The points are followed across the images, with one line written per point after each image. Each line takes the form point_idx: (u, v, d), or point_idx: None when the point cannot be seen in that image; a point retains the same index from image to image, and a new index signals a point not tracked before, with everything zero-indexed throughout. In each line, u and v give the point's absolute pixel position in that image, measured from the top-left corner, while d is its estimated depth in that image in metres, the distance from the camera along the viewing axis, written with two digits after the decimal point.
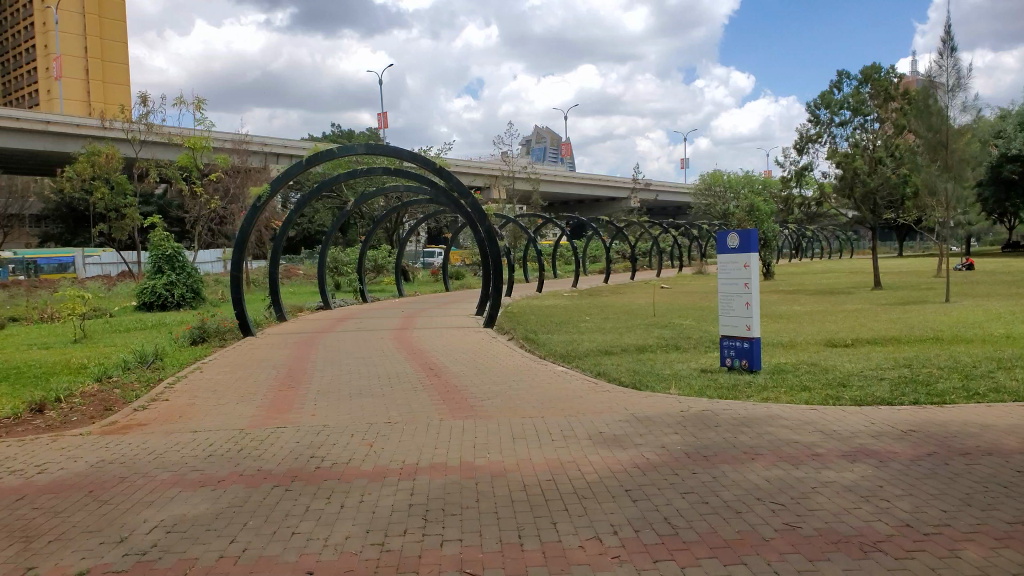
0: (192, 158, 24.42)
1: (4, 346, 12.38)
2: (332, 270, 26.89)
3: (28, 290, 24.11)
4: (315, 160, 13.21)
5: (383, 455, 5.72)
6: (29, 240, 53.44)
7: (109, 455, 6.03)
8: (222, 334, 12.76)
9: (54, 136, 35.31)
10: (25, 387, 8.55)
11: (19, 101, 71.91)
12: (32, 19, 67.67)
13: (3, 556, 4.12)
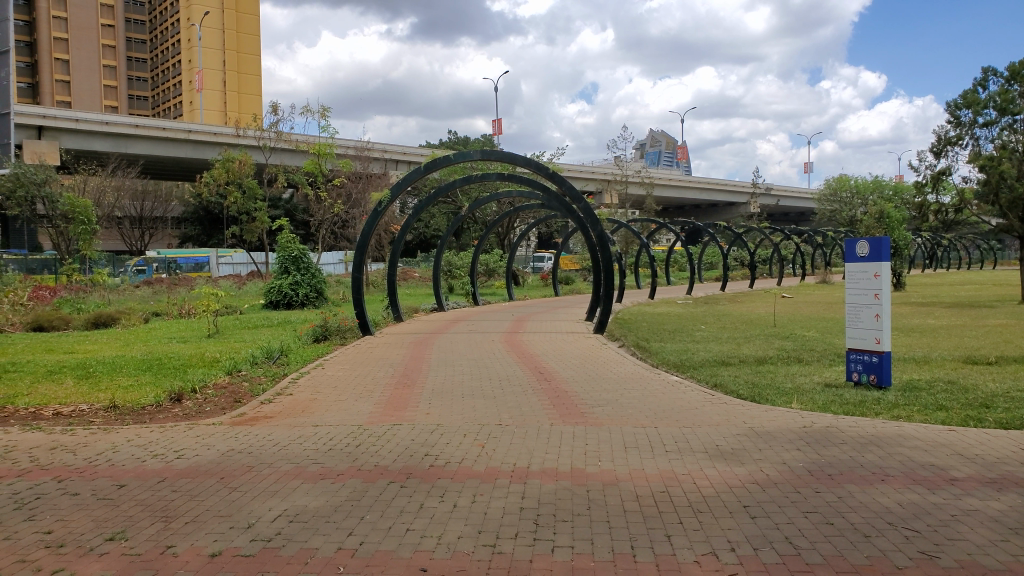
0: (318, 165, 25.64)
1: (149, 339, 13.37)
2: (446, 274, 27.46)
3: (170, 288, 26.00)
4: (432, 166, 13.48)
5: (494, 457, 5.78)
6: (171, 241, 57.69)
7: (238, 444, 6.39)
8: (343, 333, 13.27)
9: (194, 143, 37.90)
10: (166, 378, 9.20)
11: (166, 112, 77.82)
12: (179, 36, 73.08)
13: (146, 534, 4.43)
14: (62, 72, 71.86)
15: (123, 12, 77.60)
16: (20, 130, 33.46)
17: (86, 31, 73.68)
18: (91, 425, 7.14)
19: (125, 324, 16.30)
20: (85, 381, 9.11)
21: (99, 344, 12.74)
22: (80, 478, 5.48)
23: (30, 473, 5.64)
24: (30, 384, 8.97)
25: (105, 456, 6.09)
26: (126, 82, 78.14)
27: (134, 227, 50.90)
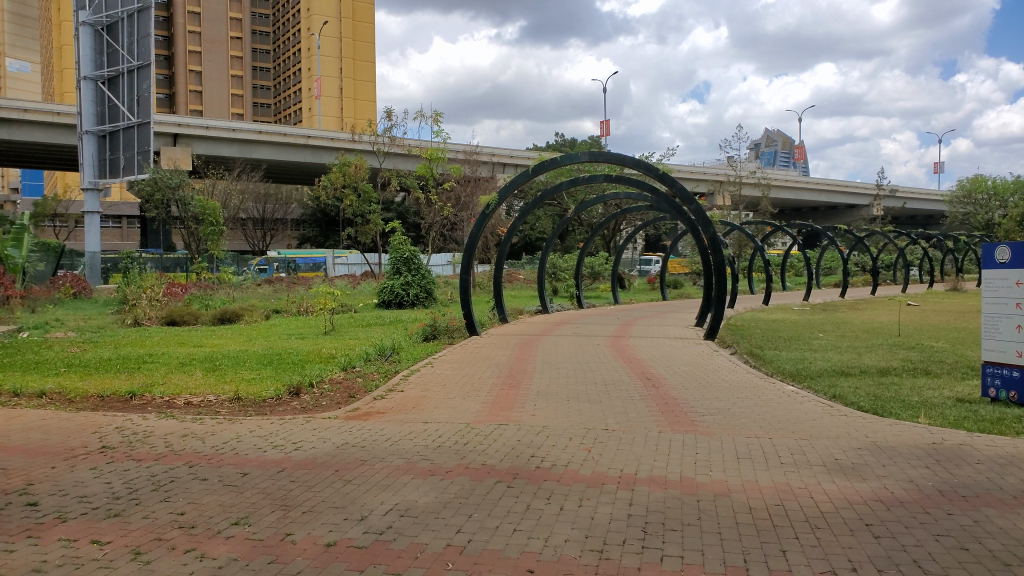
0: (429, 168, 26.28)
1: (271, 335, 14.08)
2: (551, 276, 27.56)
3: (289, 286, 27.31)
4: (540, 168, 13.48)
5: (601, 462, 5.73)
6: (290, 241, 60.64)
7: (352, 438, 6.61)
8: (450, 333, 13.52)
9: (313, 148, 39.64)
10: (285, 372, 9.66)
11: (287, 118, 81.93)
12: (300, 46, 76.64)
13: (267, 520, 4.65)
14: (195, 83, 76.87)
15: (249, 24, 82.15)
16: (158, 137, 36.05)
17: (217, 43, 78.51)
18: (218, 415, 7.58)
19: (248, 320, 17.24)
20: (213, 373, 9.69)
21: (226, 339, 13.53)
22: (209, 465, 5.82)
23: (164, 457, 6.05)
24: (164, 375, 9.62)
25: (231, 444, 6.44)
26: (251, 91, 82.77)
27: (258, 228, 53.77)
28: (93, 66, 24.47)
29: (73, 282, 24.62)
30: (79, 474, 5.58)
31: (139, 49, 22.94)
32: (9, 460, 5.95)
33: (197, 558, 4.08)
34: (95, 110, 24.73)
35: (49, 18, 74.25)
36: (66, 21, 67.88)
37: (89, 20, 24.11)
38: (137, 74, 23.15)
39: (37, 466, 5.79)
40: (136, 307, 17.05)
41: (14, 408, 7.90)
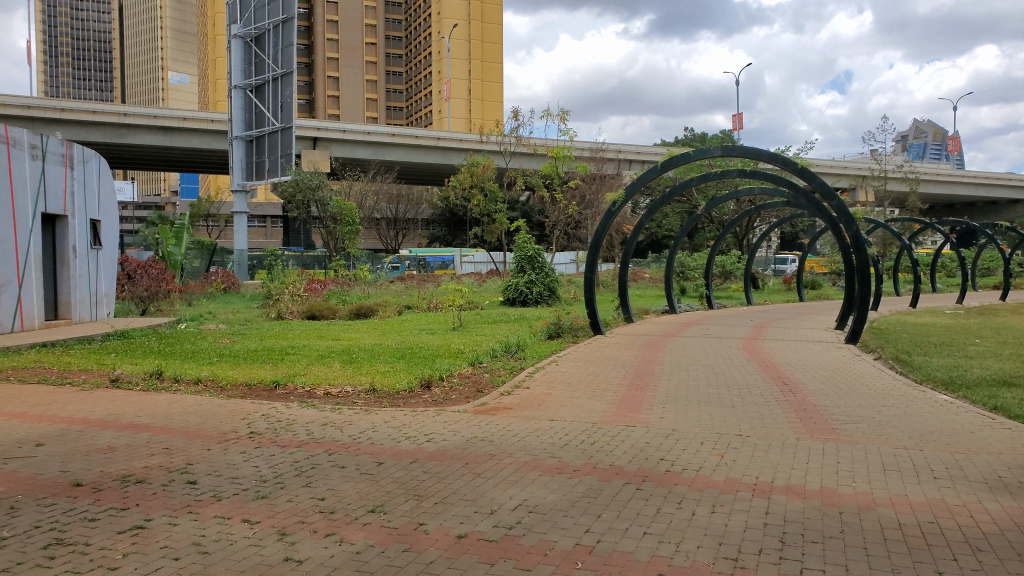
0: (555, 167, 26.34)
1: (403, 330, 14.56)
2: (678, 275, 26.99)
3: (420, 283, 28.17)
4: (669, 164, 13.17)
5: (734, 468, 5.54)
6: (420, 240, 62.61)
7: (481, 432, 6.73)
8: (575, 331, 13.53)
9: (443, 149, 40.69)
10: (417, 366, 9.97)
11: (418, 120, 84.64)
12: (431, 49, 78.91)
13: (401, 509, 4.80)
14: (333, 88, 80.84)
15: (383, 30, 85.40)
16: (299, 142, 38.17)
17: (353, 50, 82.14)
18: (355, 405, 7.93)
19: (382, 315, 17.91)
20: (349, 365, 10.14)
21: (361, 333, 14.12)
22: (346, 453, 6.09)
23: (306, 444, 6.38)
24: (305, 365, 10.18)
25: (366, 434, 6.71)
26: (385, 95, 86.20)
27: (390, 228, 55.84)
28: (242, 75, 26.32)
29: (224, 278, 26.45)
30: (231, 456, 5.99)
31: (282, 58, 24.29)
32: (172, 441, 6.47)
33: (336, 542, 4.26)
34: (243, 117, 26.50)
35: (205, 32, 80.21)
36: (219, 35, 73.10)
37: (240, 32, 25.83)
38: (281, 81, 24.53)
39: (194, 447, 6.26)
40: (280, 302, 18.10)
41: (174, 393, 8.59)
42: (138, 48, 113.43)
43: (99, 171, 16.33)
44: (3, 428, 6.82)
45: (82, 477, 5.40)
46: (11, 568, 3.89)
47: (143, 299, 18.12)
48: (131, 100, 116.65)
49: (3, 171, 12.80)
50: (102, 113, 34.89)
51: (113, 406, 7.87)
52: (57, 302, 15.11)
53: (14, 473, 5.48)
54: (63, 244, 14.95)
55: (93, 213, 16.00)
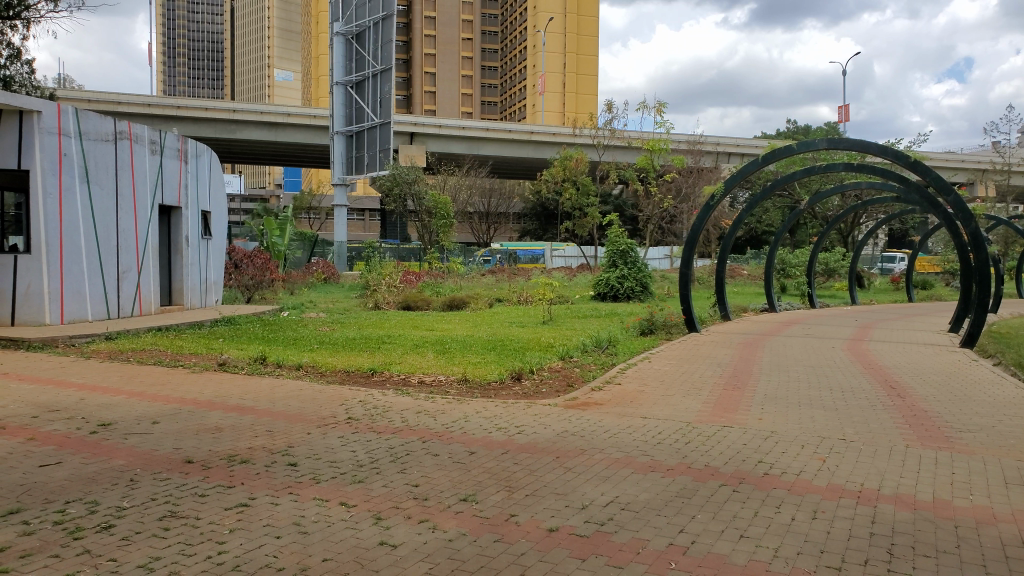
0: (650, 160, 25.94)
1: (494, 322, 14.70)
2: (779, 272, 25.84)
3: (510, 276, 28.36)
4: (771, 157, 12.70)
5: (838, 474, 5.30)
6: (511, 234, 63.04)
7: (572, 427, 6.70)
8: (668, 328, 13.28)
9: (536, 143, 40.77)
10: (509, 358, 10.03)
11: (512, 115, 85.18)
12: (526, 43, 79.18)
13: (493, 499, 4.83)
14: (430, 84, 82.52)
15: (480, 25, 86.24)
16: (397, 137, 39.07)
17: (449, 46, 83.51)
18: (447, 395, 8.05)
19: (474, 307, 18.12)
20: (442, 355, 10.31)
21: (453, 324, 14.32)
22: (440, 441, 6.19)
23: (401, 431, 6.52)
24: (400, 354, 10.42)
25: (459, 423, 6.80)
26: (480, 90, 87.16)
27: (482, 221, 56.49)
28: (344, 71, 27.17)
29: (324, 268, 27.40)
30: (329, 440, 6.18)
31: (382, 54, 24.83)
32: (274, 423, 6.73)
33: (430, 529, 4.33)
34: (344, 113, 27.33)
35: (309, 30, 83.14)
36: (323, 33, 75.61)
37: (342, 30, 26.66)
38: (380, 77, 25.11)
39: (296, 430, 6.49)
40: (377, 292, 18.63)
41: (277, 377, 8.97)
42: (247, 48, 118.79)
43: (210, 165, 17.18)
44: (122, 405, 7.28)
45: (193, 455, 5.69)
46: (130, 536, 4.13)
47: (248, 287, 19.02)
48: (241, 97, 122.46)
49: (126, 165, 13.65)
50: (214, 110, 36.64)
51: (220, 389, 8.28)
52: (171, 288, 16.02)
53: (133, 448, 5.83)
54: (177, 234, 15.82)
55: (204, 204, 16.85)
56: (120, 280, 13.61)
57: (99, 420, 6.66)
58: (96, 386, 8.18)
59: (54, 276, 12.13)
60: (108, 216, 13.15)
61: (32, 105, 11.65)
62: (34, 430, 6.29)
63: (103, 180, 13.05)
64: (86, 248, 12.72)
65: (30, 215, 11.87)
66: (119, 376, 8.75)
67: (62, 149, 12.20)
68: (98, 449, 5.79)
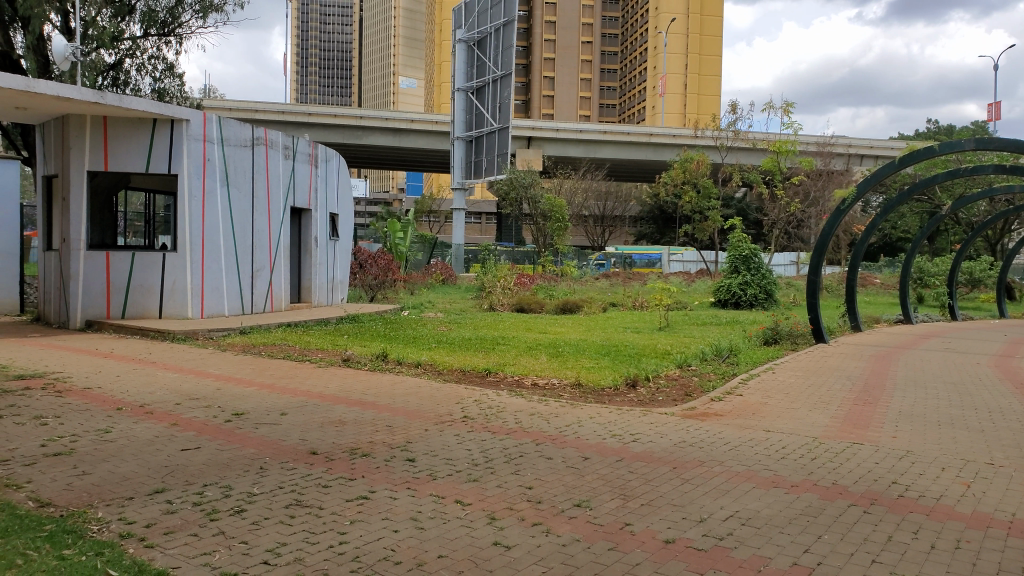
0: (776, 162, 24.96)
1: (608, 326, 14.60)
2: (917, 282, 24.25)
3: (626, 281, 28.08)
4: (911, 158, 11.88)
5: (984, 501, 4.88)
6: (627, 237, 62.41)
7: (690, 437, 6.51)
8: (794, 338, 12.74)
9: (656, 145, 40.14)
10: (623, 364, 9.87)
11: (632, 117, 84.42)
12: (647, 45, 78.28)
13: (607, 507, 4.77)
14: (549, 88, 83.21)
15: (600, 28, 86.07)
16: (515, 141, 39.54)
17: (569, 49, 83.92)
18: (561, 398, 8.04)
19: (588, 311, 18.01)
20: (556, 359, 10.27)
21: (567, 328, 14.31)
22: (553, 445, 6.17)
23: (515, 432, 6.56)
24: (515, 356, 10.48)
25: (573, 428, 6.76)
26: (599, 92, 86.99)
27: (598, 225, 56.36)
28: (464, 77, 27.78)
29: (442, 269, 28.08)
30: (445, 438, 6.30)
31: (502, 59, 25.10)
32: (393, 419, 6.92)
33: (544, 532, 4.32)
34: (465, 118, 27.90)
35: (433, 37, 85.68)
36: (446, 41, 77.71)
37: (464, 37, 27.29)
38: (500, 82, 25.38)
39: (414, 427, 6.66)
40: (492, 294, 18.89)
41: (396, 374, 9.25)
42: (374, 57, 123.79)
43: (338, 169, 17.96)
44: (254, 396, 7.71)
45: (318, 446, 5.94)
46: (259, 521, 4.35)
47: (372, 287, 19.76)
48: (367, 103, 127.78)
49: (262, 169, 14.46)
50: (342, 117, 38.37)
51: (344, 383, 8.63)
52: (300, 286, 16.86)
53: (263, 438, 6.14)
54: (307, 234, 16.61)
55: (332, 207, 17.63)
56: (254, 278, 14.41)
57: (233, 409, 7.08)
58: (231, 377, 8.71)
59: (196, 273, 13.07)
60: (244, 217, 13.97)
61: (182, 113, 12.56)
62: (176, 416, 6.76)
63: (241, 184, 13.90)
64: (226, 248, 13.60)
65: (178, 216, 12.83)
66: (252, 369, 9.29)
67: (206, 155, 13.07)
68: (232, 436, 6.15)
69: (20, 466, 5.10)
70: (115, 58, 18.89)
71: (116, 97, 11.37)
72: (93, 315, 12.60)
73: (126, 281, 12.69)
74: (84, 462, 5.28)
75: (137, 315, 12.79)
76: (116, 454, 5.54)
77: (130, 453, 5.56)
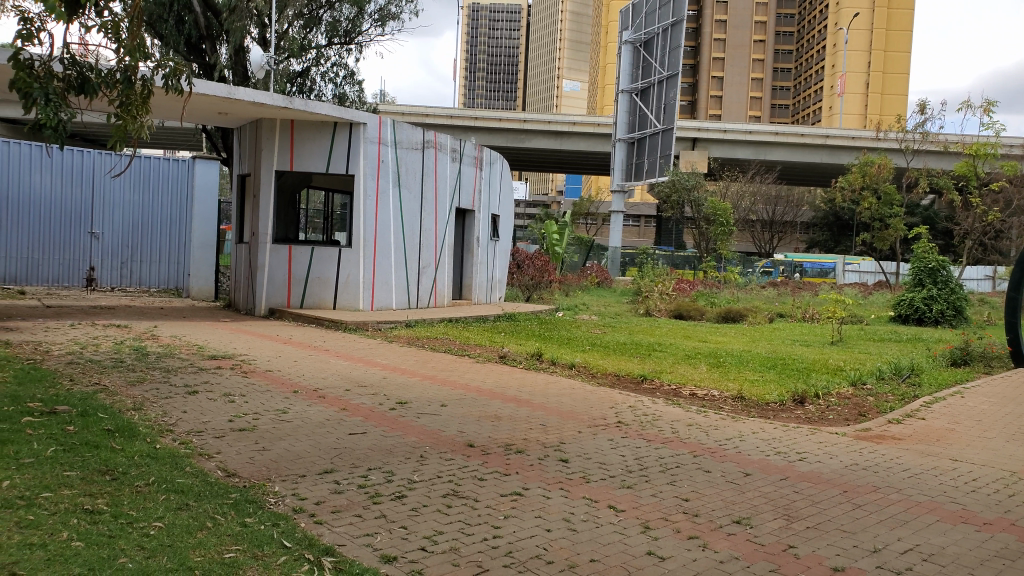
0: (971, 166, 22.76)
1: (774, 338, 13.94)
2: None
3: (795, 290, 26.69)
4: None
5: None
6: (797, 244, 59.48)
7: (863, 461, 6.06)
8: (988, 360, 11.57)
9: (831, 148, 37.97)
10: (789, 379, 9.34)
11: (806, 118, 80.28)
12: (826, 42, 74.11)
13: (769, 527, 4.52)
14: (717, 88, 80.97)
15: (774, 27, 82.68)
16: (679, 143, 38.69)
17: (739, 48, 81.17)
18: (722, 410, 7.75)
19: (752, 321, 17.25)
20: (716, 369, 9.94)
21: (729, 337, 13.82)
22: (712, 458, 5.95)
23: (671, 442, 6.39)
24: (673, 364, 10.23)
25: (733, 442, 6.49)
26: (771, 93, 83.51)
27: (765, 230, 54.18)
28: (629, 79, 27.59)
29: (598, 272, 28.01)
30: (599, 442, 6.25)
31: (669, 60, 24.65)
32: (548, 418, 6.97)
33: (700, 546, 4.16)
34: (627, 120, 27.69)
35: (599, 39, 85.77)
36: (612, 43, 77.50)
37: (630, 38, 27.17)
38: (666, 83, 24.91)
39: (568, 428, 6.66)
40: (649, 299, 18.59)
41: (552, 374, 9.33)
42: (539, 61, 125.99)
43: (502, 172, 18.41)
44: (417, 387, 8.03)
45: (475, 440, 6.08)
46: (418, 508, 4.50)
47: (528, 287, 20.03)
48: (531, 106, 130.19)
49: (431, 171, 15.04)
50: (506, 121, 39.22)
51: (501, 379, 8.80)
52: (462, 284, 17.39)
53: (424, 427, 6.37)
54: (470, 234, 17.08)
55: (494, 209, 18.09)
56: (421, 274, 15.05)
57: (397, 398, 7.42)
58: (396, 367, 9.15)
59: (368, 267, 13.83)
60: (413, 215, 14.61)
61: (359, 117, 13.33)
62: (345, 401, 7.17)
63: (412, 185, 14.56)
64: (395, 245, 14.29)
65: (352, 214, 13.64)
66: (415, 361, 9.69)
67: (380, 156, 13.80)
68: (394, 424, 6.43)
69: (211, 438, 5.61)
70: (302, 66, 20.42)
71: (302, 102, 12.23)
72: (276, 303, 13.67)
73: (306, 273, 13.63)
74: (264, 439, 5.72)
75: (313, 306, 13.71)
76: (293, 433, 5.95)
77: (304, 434, 5.96)
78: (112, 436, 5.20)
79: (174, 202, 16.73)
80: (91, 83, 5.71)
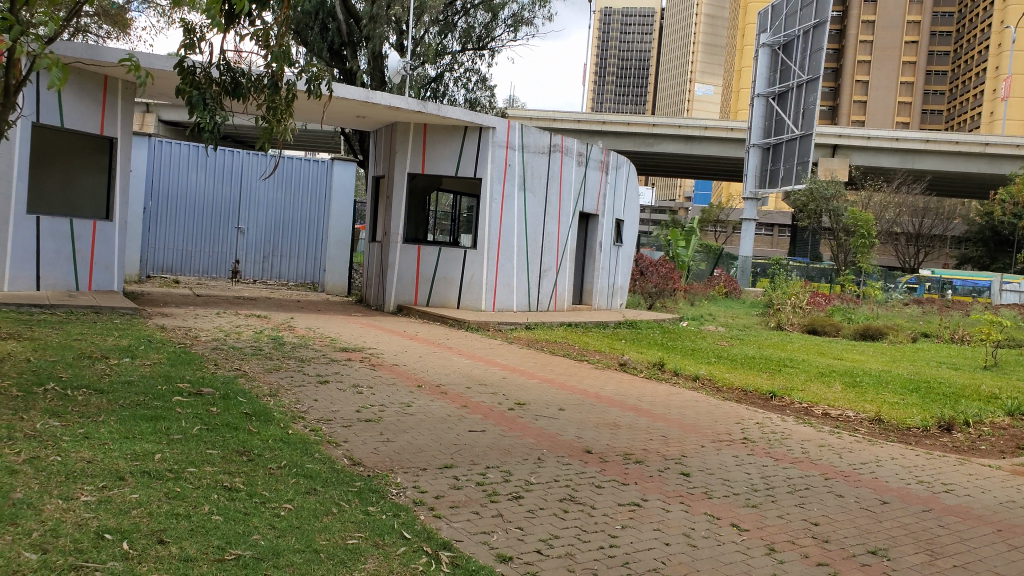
0: None
1: (917, 359, 13.00)
2: None
3: (943, 309, 24.79)
4: None
5: None
6: (948, 259, 55.35)
7: (1020, 498, 5.52)
8: None
9: (990, 157, 35.24)
10: (935, 404, 8.64)
11: (962, 124, 74.62)
12: (988, 42, 68.64)
13: (909, 560, 4.19)
14: (862, 93, 76.75)
15: (929, 26, 77.46)
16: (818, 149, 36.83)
17: (888, 50, 76.54)
18: (857, 433, 7.29)
19: (893, 340, 16.17)
20: (852, 389, 9.36)
21: (867, 356, 13.01)
22: (846, 482, 5.60)
23: (801, 463, 6.07)
24: (804, 381, 9.73)
25: (870, 467, 6.09)
26: (922, 97, 78.32)
27: (909, 245, 51.52)
28: (766, 83, 26.63)
29: (726, 282, 27.18)
30: (723, 457, 6.02)
31: (810, 63, 23.55)
32: (669, 430, 6.79)
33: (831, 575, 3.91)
34: (762, 125, 26.68)
35: (735, 42, 83.34)
36: (749, 45, 74.98)
37: (768, 41, 26.28)
38: (806, 87, 23.83)
39: (690, 441, 6.46)
40: (780, 312, 17.83)
41: (674, 384, 9.10)
42: (671, 66, 123.86)
43: (627, 177, 18.19)
44: (536, 389, 8.05)
45: (593, 446, 6.01)
46: (535, 510, 4.49)
47: (652, 294, 19.66)
48: (661, 111, 128.13)
49: (556, 176, 15.08)
50: (635, 125, 38.72)
51: (622, 387, 8.67)
52: (582, 289, 17.33)
53: (542, 430, 6.37)
54: (592, 239, 16.99)
55: (618, 214, 17.90)
56: (542, 278, 15.12)
57: (517, 399, 7.45)
58: (516, 368, 9.22)
59: (491, 269, 14.03)
60: (537, 219, 14.70)
61: (489, 122, 13.55)
62: (466, 398, 7.29)
63: (537, 189, 14.65)
64: (518, 248, 14.45)
65: (479, 217, 13.88)
66: (535, 363, 9.72)
67: (507, 161, 13.98)
68: (513, 424, 6.47)
69: (339, 426, 5.83)
70: (436, 71, 20.98)
71: (435, 106, 12.56)
72: (404, 301, 14.12)
73: (432, 272, 14.00)
74: (388, 431, 5.89)
75: (438, 304, 14.05)
76: (415, 426, 6.10)
77: (426, 428, 6.10)
78: (250, 420, 5.52)
79: (312, 201, 17.55)
80: (243, 87, 6.07)
